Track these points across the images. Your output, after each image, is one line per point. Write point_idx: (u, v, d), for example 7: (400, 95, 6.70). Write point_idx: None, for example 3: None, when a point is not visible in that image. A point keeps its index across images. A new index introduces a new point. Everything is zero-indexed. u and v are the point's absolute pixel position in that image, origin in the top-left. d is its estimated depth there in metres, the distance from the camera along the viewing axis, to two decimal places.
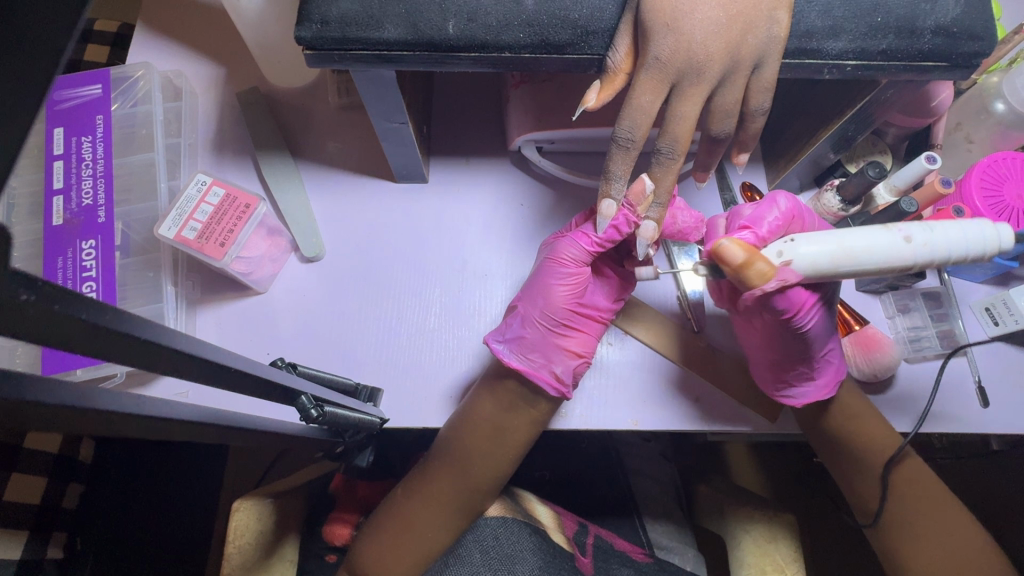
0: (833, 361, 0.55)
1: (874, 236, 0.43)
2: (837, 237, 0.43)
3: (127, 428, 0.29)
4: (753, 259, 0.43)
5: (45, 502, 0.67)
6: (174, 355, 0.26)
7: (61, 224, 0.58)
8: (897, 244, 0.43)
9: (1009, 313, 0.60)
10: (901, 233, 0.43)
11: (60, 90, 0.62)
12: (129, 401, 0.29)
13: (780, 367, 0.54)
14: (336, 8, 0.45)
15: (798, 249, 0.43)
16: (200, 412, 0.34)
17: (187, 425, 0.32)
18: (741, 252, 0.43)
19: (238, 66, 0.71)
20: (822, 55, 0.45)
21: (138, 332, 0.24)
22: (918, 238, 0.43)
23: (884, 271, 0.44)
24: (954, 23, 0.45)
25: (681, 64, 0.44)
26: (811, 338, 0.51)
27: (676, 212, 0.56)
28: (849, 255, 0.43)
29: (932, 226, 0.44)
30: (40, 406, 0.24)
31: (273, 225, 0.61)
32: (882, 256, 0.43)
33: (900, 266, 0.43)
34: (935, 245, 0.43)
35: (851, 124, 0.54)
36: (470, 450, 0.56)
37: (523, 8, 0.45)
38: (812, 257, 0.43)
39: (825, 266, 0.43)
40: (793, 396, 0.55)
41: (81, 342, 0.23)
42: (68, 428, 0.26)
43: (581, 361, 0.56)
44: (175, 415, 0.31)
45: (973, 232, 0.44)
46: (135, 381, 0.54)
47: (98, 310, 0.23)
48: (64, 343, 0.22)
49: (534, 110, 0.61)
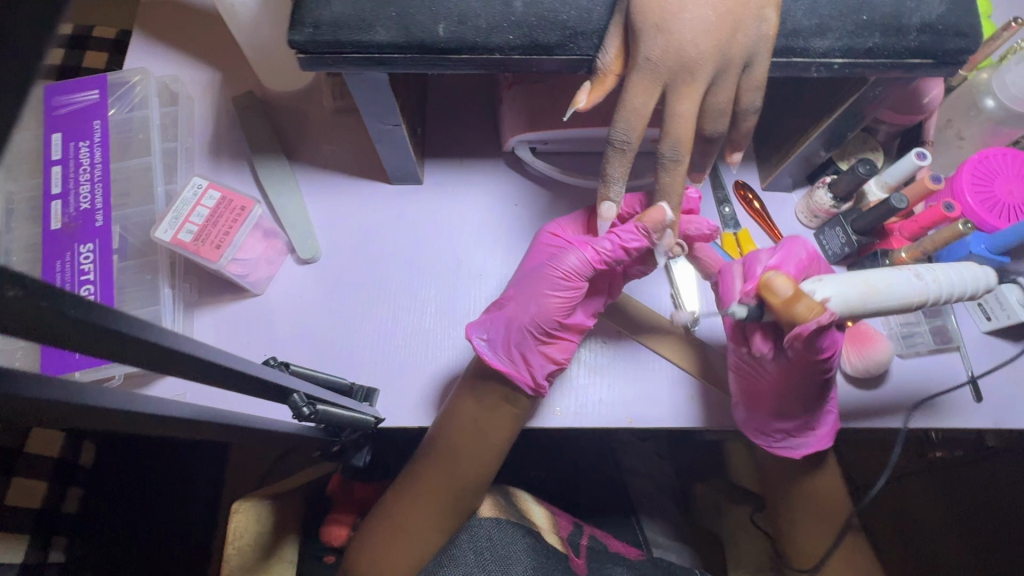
0: (829, 416, 0.57)
1: (891, 275, 0.44)
2: (860, 278, 0.44)
3: (127, 425, 0.29)
4: (800, 292, 0.43)
5: (43, 510, 0.67)
6: (167, 352, 0.27)
7: (59, 228, 0.58)
8: (912, 289, 0.44)
9: (1000, 308, 0.61)
10: (911, 276, 0.45)
11: (58, 95, 0.63)
12: (131, 398, 0.29)
13: (783, 417, 0.56)
14: (327, 12, 0.45)
15: (828, 288, 0.43)
16: (200, 410, 0.35)
17: (188, 423, 0.33)
18: (789, 285, 0.44)
19: (234, 70, 0.71)
20: (809, 53, 0.46)
21: (125, 328, 0.24)
22: (928, 276, 0.45)
23: (900, 308, 0.45)
24: (940, 21, 0.46)
25: (672, 63, 0.44)
26: (823, 391, 0.53)
27: (690, 220, 0.56)
28: (875, 293, 0.43)
29: (936, 268, 0.46)
30: (44, 403, 0.24)
31: (268, 228, 0.62)
32: (902, 293, 0.44)
33: (916, 304, 0.45)
34: (940, 287, 0.46)
35: (841, 121, 0.54)
36: (457, 450, 0.57)
37: (512, 9, 0.45)
38: (846, 297, 0.43)
39: (855, 305, 0.43)
40: (782, 447, 0.59)
41: (76, 338, 0.23)
42: (68, 425, 0.27)
43: (558, 367, 0.57)
44: (176, 412, 0.32)
45: (968, 274, 0.47)
46: (134, 382, 0.54)
47: (92, 308, 0.23)
48: (64, 340, 0.23)
49: (526, 111, 0.62)
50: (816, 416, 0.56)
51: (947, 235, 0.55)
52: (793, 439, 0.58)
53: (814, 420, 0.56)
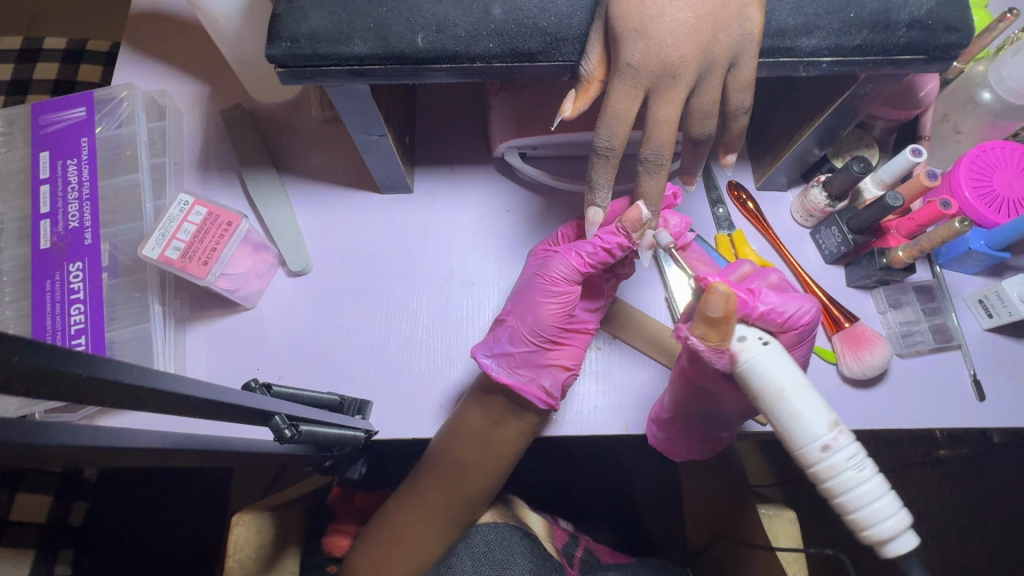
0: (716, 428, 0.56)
1: (812, 416, 0.38)
2: (805, 380, 0.39)
3: (113, 461, 0.29)
4: (724, 321, 0.41)
5: (52, 520, 0.68)
6: (140, 390, 0.26)
7: (48, 248, 0.58)
8: (818, 440, 0.38)
9: (1002, 306, 0.59)
10: (831, 437, 0.38)
11: (44, 114, 0.63)
12: (116, 432, 0.29)
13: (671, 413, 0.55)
14: (305, 26, 0.45)
15: (755, 350, 0.41)
16: (189, 439, 0.34)
17: (175, 452, 0.32)
18: (720, 309, 0.40)
19: (222, 83, 0.71)
20: (797, 52, 0.45)
21: (81, 368, 0.23)
22: (837, 453, 0.38)
23: (783, 439, 0.40)
24: (929, 16, 0.45)
25: (654, 68, 0.42)
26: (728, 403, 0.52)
27: (670, 215, 0.56)
28: (780, 400, 0.39)
29: (863, 460, 0.38)
30: (30, 447, 0.24)
31: (258, 241, 0.61)
32: (792, 430, 0.39)
33: (794, 450, 0.39)
34: (841, 472, 0.38)
35: (832, 120, 0.53)
36: (458, 462, 0.57)
37: (491, 18, 0.45)
38: (768, 370, 0.40)
39: (755, 383, 0.40)
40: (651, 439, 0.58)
41: (45, 385, 0.23)
42: (55, 463, 0.26)
43: (569, 374, 0.56)
44: (164, 442, 0.32)
45: (878, 501, 0.37)
46: (110, 412, 0.54)
47: (59, 354, 0.23)
48: (38, 386, 0.22)
49: (514, 116, 0.61)
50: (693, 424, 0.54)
51: (944, 234, 0.54)
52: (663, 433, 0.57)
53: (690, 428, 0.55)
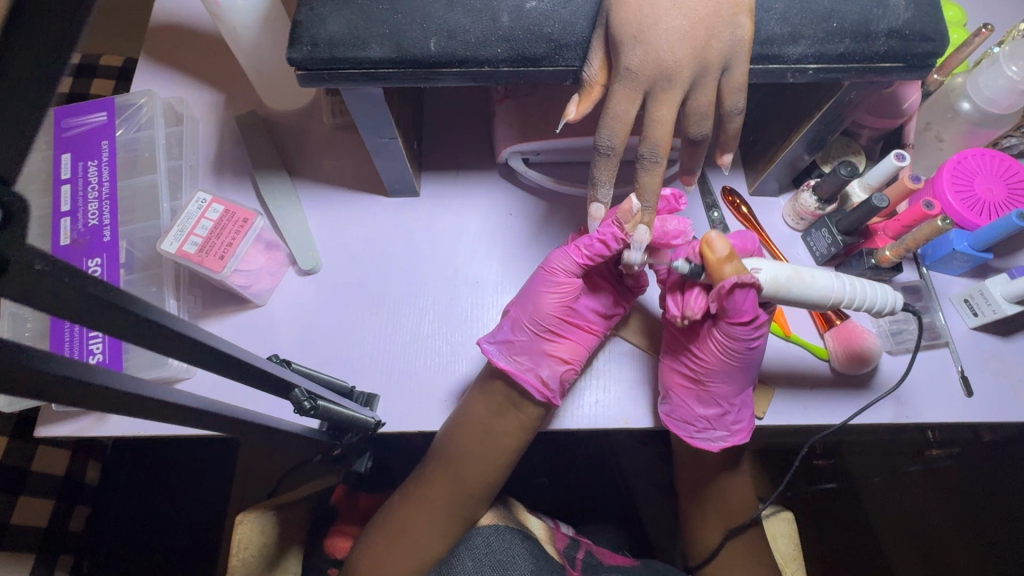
0: (746, 409, 0.57)
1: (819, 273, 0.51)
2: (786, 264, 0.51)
3: (149, 415, 0.31)
4: (733, 255, 0.50)
5: (53, 526, 0.68)
6: (183, 339, 0.28)
7: (68, 244, 0.60)
8: (832, 282, 0.50)
9: (986, 304, 0.61)
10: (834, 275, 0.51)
11: (67, 117, 0.66)
12: (154, 386, 0.31)
13: (705, 400, 0.57)
14: (325, 31, 0.48)
15: (762, 264, 0.50)
16: (215, 404, 0.36)
17: (202, 415, 0.34)
18: (727, 246, 0.50)
19: (237, 92, 0.74)
20: (784, 59, 0.48)
21: (139, 309, 0.26)
22: (846, 280, 0.51)
23: (818, 303, 0.51)
24: (906, 26, 0.48)
25: (651, 72, 0.45)
26: (740, 365, 0.55)
27: (665, 219, 0.55)
28: (800, 279, 0.50)
29: (856, 279, 0.52)
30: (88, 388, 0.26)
31: (270, 240, 0.64)
32: (823, 288, 0.50)
33: (830, 301, 0.51)
34: (859, 290, 0.51)
35: (821, 124, 0.56)
36: (462, 454, 0.59)
37: (499, 24, 0.48)
38: (775, 271, 0.50)
39: (782, 283, 0.50)
40: (701, 439, 0.57)
41: (111, 323, 0.25)
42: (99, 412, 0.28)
43: (567, 368, 0.57)
44: (195, 403, 0.33)
45: (878, 289, 0.52)
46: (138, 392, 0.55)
47: (121, 294, 0.25)
48: (102, 323, 0.24)
49: (518, 122, 0.64)
50: (725, 402, 0.56)
51: (927, 232, 0.56)
52: (711, 431, 0.57)
53: (724, 409, 0.57)
